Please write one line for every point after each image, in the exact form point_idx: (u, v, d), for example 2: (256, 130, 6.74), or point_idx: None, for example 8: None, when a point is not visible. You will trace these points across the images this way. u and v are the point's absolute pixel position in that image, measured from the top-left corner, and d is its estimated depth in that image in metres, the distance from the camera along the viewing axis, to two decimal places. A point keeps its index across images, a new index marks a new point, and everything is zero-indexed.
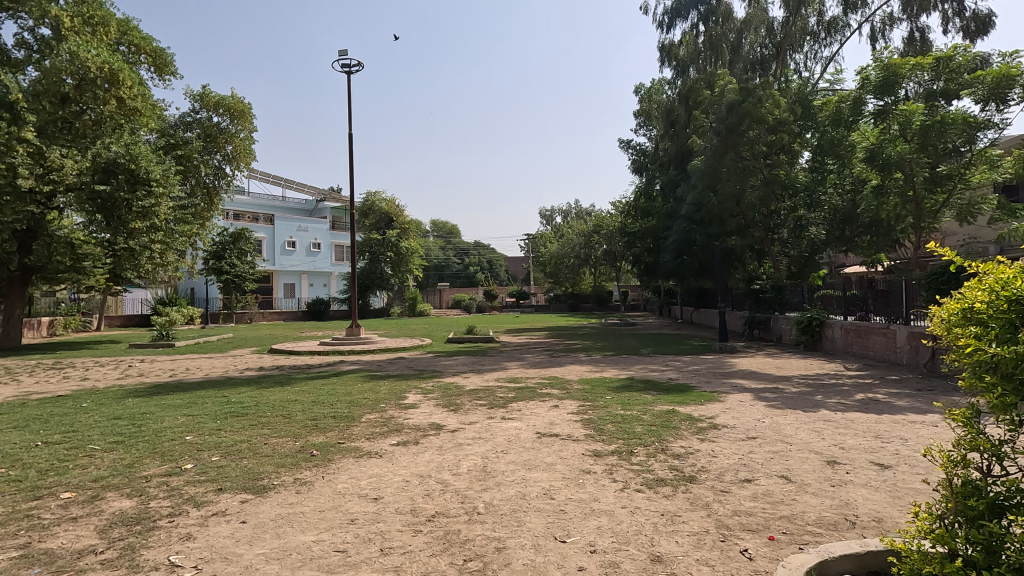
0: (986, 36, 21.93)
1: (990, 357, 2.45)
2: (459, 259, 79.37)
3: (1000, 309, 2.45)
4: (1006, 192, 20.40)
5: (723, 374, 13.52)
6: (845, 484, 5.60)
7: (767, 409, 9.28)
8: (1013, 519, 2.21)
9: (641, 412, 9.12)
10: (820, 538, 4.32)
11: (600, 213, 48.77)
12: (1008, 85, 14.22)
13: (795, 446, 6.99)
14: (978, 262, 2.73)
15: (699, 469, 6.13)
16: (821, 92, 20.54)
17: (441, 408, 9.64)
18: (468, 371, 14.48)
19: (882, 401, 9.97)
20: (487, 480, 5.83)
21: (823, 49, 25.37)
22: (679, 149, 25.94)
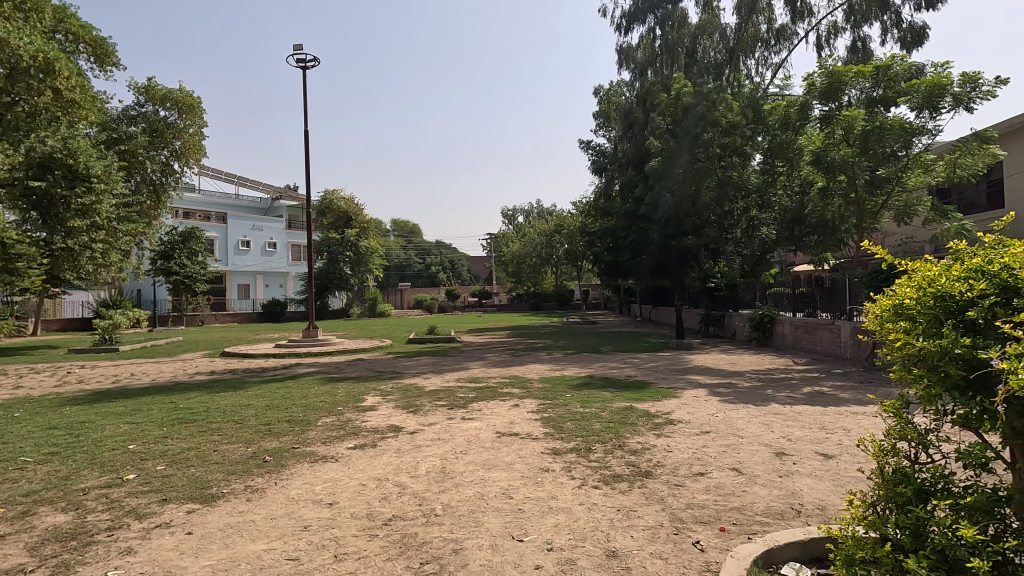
0: (921, 47, 23.24)
1: (917, 350, 2.57)
2: (421, 259, 78.83)
3: (926, 305, 2.60)
4: (939, 195, 21.63)
5: (680, 369, 13.89)
6: (792, 474, 5.82)
7: (721, 404, 9.58)
8: (937, 503, 2.32)
9: (600, 409, 9.24)
10: (767, 528, 4.47)
11: (561, 213, 49.27)
12: (940, 93, 14.86)
13: (746, 439, 7.23)
14: (907, 261, 2.90)
15: (655, 464, 6.26)
16: (772, 96, 21.11)
17: (401, 410, 9.53)
18: (429, 372, 14.37)
19: (827, 393, 10.43)
20: (446, 481, 5.79)
21: (773, 55, 26.30)
22: (638, 150, 26.34)
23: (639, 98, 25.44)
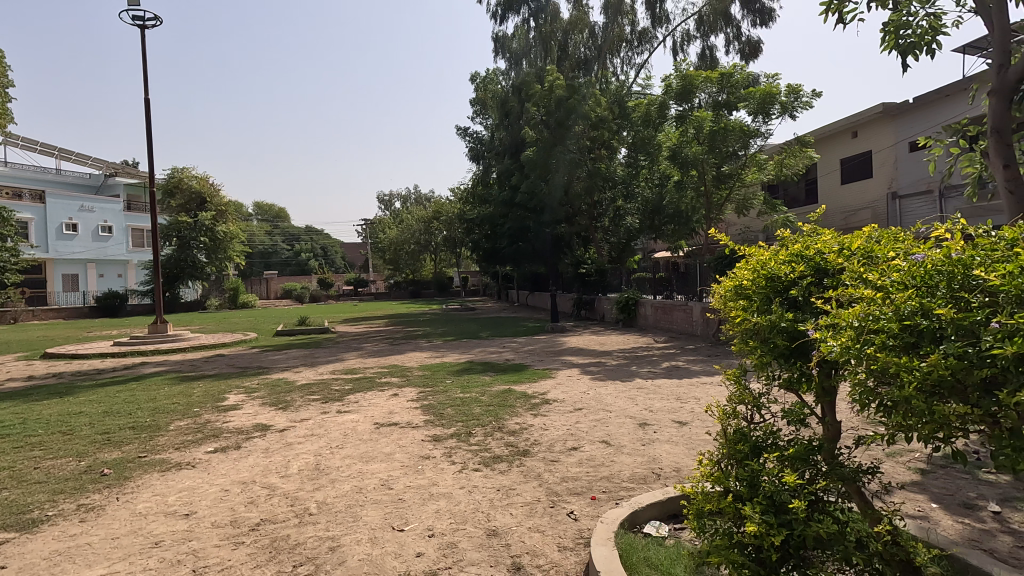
0: (756, 59, 26.30)
1: (752, 325, 2.92)
2: (289, 246, 73.68)
3: (759, 286, 2.96)
4: (770, 190, 24.82)
5: (555, 351, 14.56)
6: (653, 442, 6.40)
7: (592, 381, 10.23)
8: (768, 456, 2.65)
9: (480, 393, 9.39)
10: (632, 492, 4.88)
11: (439, 199, 48.81)
12: (771, 100, 17.04)
13: (614, 413, 7.80)
14: (745, 248, 3.29)
15: (532, 442, 6.51)
16: (635, 94, 22.64)
17: (268, 407, 8.88)
18: (301, 365, 13.56)
19: (682, 367, 11.60)
20: (321, 478, 5.52)
21: (636, 56, 28.14)
22: (514, 139, 26.82)
23: (515, 88, 25.86)
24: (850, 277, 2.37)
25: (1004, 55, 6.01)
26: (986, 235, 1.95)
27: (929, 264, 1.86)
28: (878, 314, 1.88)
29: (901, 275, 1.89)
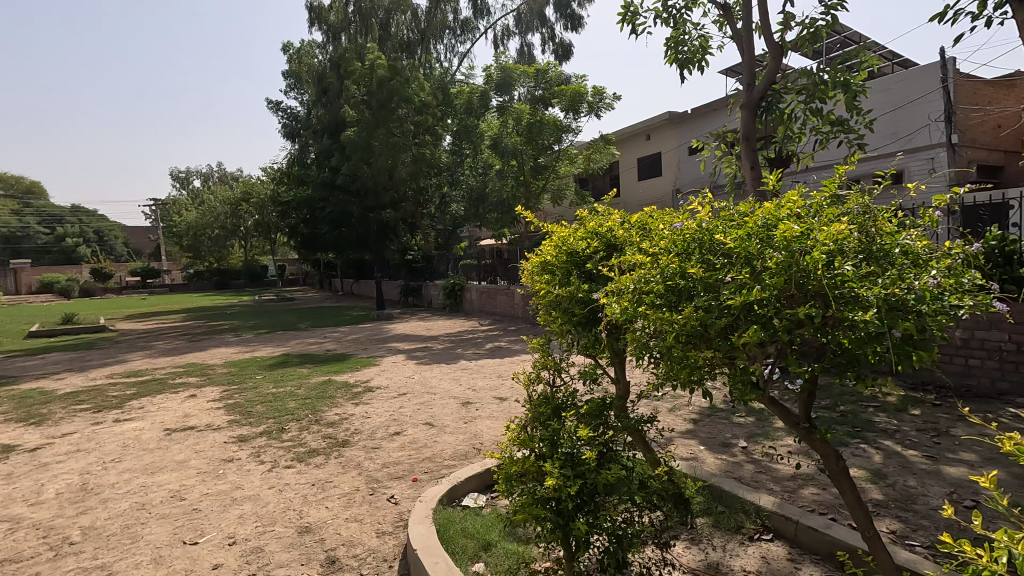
0: (568, 61, 28.33)
1: (555, 297, 3.13)
2: (47, 229, 60.09)
3: (561, 261, 3.19)
4: (581, 183, 27.07)
5: (380, 339, 14.18)
6: (475, 419, 6.59)
7: (417, 366, 10.18)
8: (567, 415, 2.85)
9: (296, 386, 8.73)
10: (453, 469, 4.96)
11: (249, 179, 43.95)
12: (580, 99, 18.35)
13: (438, 395, 7.86)
14: (550, 227, 3.51)
15: (352, 432, 6.25)
16: (458, 82, 22.81)
17: (13, 424, 7.15)
18: (63, 370, 11.18)
19: (504, 347, 12.15)
20: (88, 500, 4.62)
21: (459, 44, 28.35)
22: (333, 118, 25.20)
23: (333, 63, 24.30)
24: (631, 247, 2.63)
25: (751, 74, 7.32)
26: (725, 206, 2.27)
27: (686, 231, 2.11)
28: (649, 277, 2.11)
29: (668, 243, 2.14)
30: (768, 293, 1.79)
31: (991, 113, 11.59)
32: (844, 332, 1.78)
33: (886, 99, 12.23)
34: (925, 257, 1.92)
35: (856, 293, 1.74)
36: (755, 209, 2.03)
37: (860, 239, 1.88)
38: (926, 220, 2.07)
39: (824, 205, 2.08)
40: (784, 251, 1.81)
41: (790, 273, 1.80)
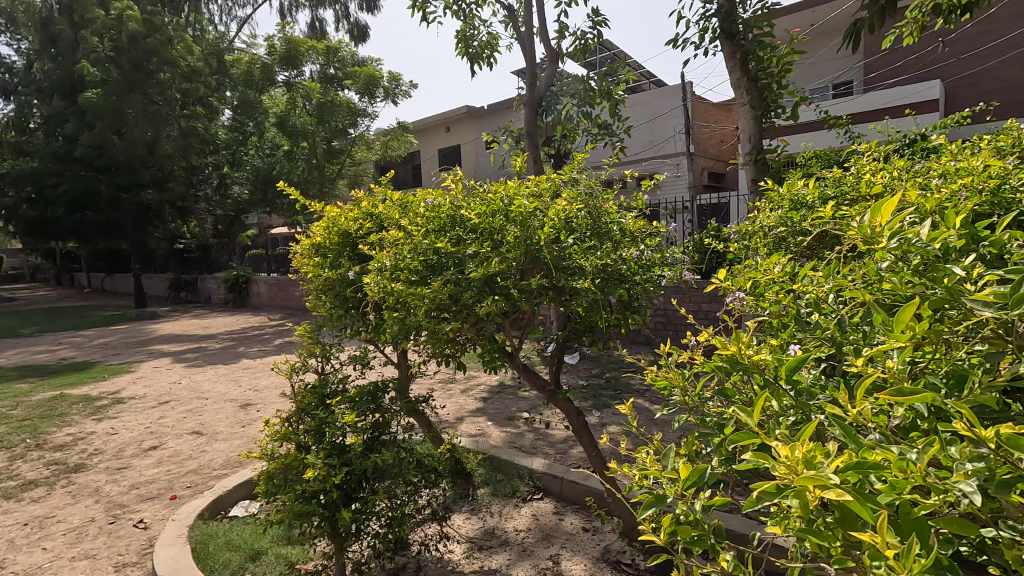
0: (364, 43, 27.06)
1: (325, 280, 2.95)
2: None
3: (334, 243, 3.03)
4: (382, 171, 26.28)
5: (139, 342, 11.99)
6: (255, 421, 5.97)
7: (186, 370, 8.85)
8: (336, 403, 2.68)
9: (9, 407, 6.90)
10: (223, 479, 4.42)
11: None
12: (375, 84, 16.39)
13: (211, 400, 6.93)
14: (323, 206, 3.29)
15: (90, 453, 5.17)
16: (236, 50, 20.18)
17: None
18: None
19: (295, 342, 11.24)
20: None
21: (237, 7, 25.05)
22: (66, 75, 20.30)
23: (63, 6, 19.57)
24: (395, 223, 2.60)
25: (533, 76, 7.74)
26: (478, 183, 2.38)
27: (441, 209, 2.17)
28: (405, 253, 2.12)
29: (424, 219, 2.17)
30: (508, 265, 1.96)
31: (715, 130, 14.26)
32: (574, 300, 2.04)
33: (644, 112, 13.92)
34: (639, 235, 2.29)
35: (579, 265, 2.00)
36: (498, 186, 2.17)
37: (585, 217, 2.14)
38: (641, 203, 2.46)
39: (559, 184, 2.31)
40: (520, 227, 1.99)
41: (528, 247, 1.97)
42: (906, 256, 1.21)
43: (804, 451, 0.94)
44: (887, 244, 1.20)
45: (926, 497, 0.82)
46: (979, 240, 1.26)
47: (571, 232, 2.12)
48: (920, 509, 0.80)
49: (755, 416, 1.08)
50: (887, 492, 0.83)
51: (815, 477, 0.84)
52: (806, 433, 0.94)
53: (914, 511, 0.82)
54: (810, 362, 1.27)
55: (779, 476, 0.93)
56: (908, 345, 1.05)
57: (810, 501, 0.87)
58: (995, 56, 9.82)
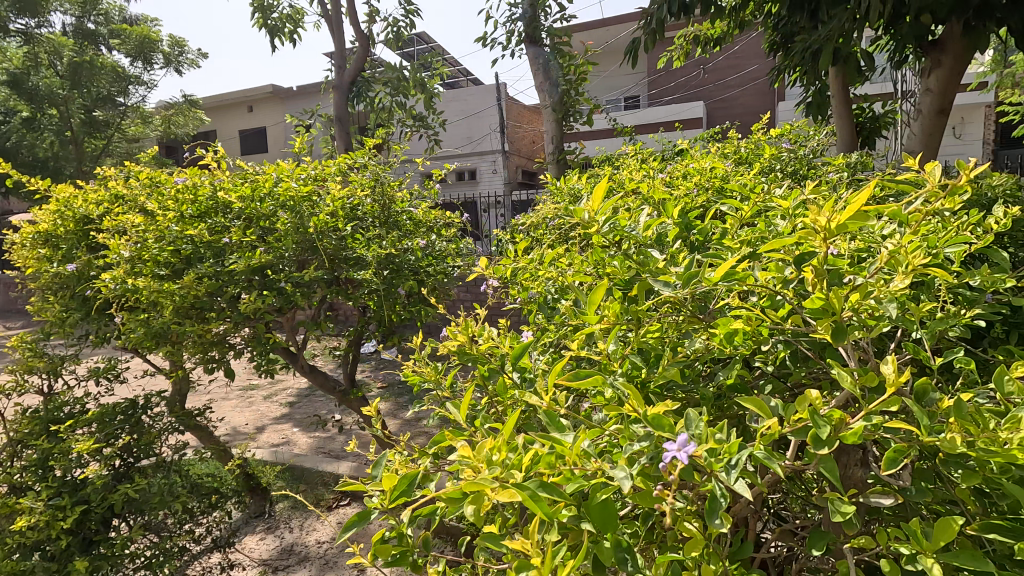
0: None
1: (53, 275, 2.41)
2: None
3: (68, 229, 2.48)
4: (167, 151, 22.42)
5: None
6: None
7: None
8: (70, 427, 2.18)
9: None
10: None
11: None
12: (152, 47, 12.81)
13: None
14: (49, 185, 2.66)
15: None
16: None
17: None
18: None
19: None
20: None
21: None
22: None
23: None
24: (145, 193, 2.28)
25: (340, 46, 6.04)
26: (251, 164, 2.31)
27: (203, 194, 2.13)
28: (160, 238, 2.04)
29: (187, 207, 2.13)
30: (283, 256, 2.05)
31: (528, 131, 15.01)
32: (361, 292, 2.15)
33: (460, 108, 13.70)
34: (431, 225, 2.50)
35: (360, 255, 2.11)
36: (269, 169, 2.23)
37: (371, 204, 2.30)
38: (432, 192, 2.64)
39: (344, 169, 2.42)
40: (293, 215, 2.06)
41: (298, 238, 2.05)
42: (615, 243, 1.07)
43: (492, 448, 0.69)
44: (600, 227, 0.99)
45: (577, 480, 0.65)
46: (692, 228, 1.18)
47: (355, 220, 2.28)
48: (601, 495, 0.64)
49: (461, 409, 0.83)
50: (561, 481, 0.66)
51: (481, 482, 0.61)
52: (506, 423, 0.70)
53: (598, 495, 0.64)
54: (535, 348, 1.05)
55: (463, 478, 0.68)
56: (607, 329, 0.90)
57: (487, 503, 0.64)
58: (738, 85, 11.95)
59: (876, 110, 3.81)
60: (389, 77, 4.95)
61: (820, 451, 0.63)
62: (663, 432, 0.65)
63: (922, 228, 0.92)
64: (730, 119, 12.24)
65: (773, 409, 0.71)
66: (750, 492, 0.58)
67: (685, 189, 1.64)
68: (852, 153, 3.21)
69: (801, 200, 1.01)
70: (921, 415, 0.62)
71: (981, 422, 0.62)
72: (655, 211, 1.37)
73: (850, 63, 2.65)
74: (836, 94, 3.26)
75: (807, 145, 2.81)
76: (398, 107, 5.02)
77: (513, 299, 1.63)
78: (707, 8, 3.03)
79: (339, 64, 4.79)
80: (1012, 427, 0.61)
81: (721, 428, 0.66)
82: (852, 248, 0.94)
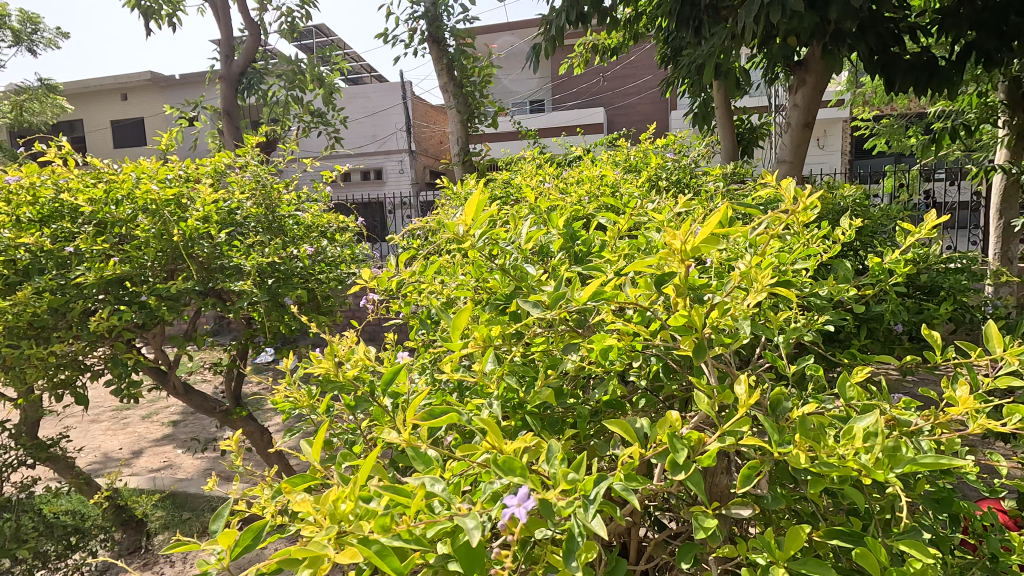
0: None
1: None
2: None
3: None
4: None
5: None
6: None
7: None
8: None
9: None
10: None
11: None
12: None
13: None
14: None
15: None
16: None
17: None
18: None
19: None
20: None
21: None
22: None
23: None
24: None
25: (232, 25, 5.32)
26: (109, 163, 2.09)
27: (45, 198, 1.93)
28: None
29: (35, 213, 1.94)
30: (145, 267, 1.94)
31: (434, 130, 14.79)
32: (241, 305, 2.04)
33: (363, 106, 13.21)
34: (321, 228, 2.41)
35: (239, 264, 2.03)
36: (126, 167, 2.04)
37: (252, 207, 2.17)
38: (322, 196, 2.54)
39: (221, 169, 2.26)
40: (155, 221, 1.92)
41: (163, 246, 1.95)
42: (494, 259, 1.06)
43: (339, 499, 0.62)
44: (475, 242, 0.98)
45: (436, 526, 0.61)
46: (576, 237, 1.20)
47: (233, 226, 2.13)
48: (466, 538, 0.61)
49: (315, 454, 0.75)
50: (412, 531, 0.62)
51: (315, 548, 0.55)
52: (357, 468, 0.63)
53: (461, 538, 0.61)
54: (414, 367, 1.00)
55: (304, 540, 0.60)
56: (481, 351, 0.88)
57: (327, 569, 0.57)
58: (635, 93, 12.58)
59: (754, 122, 4.14)
60: (283, 69, 4.50)
61: (679, 475, 0.65)
62: (512, 479, 0.62)
63: (773, 246, 0.98)
64: (628, 125, 12.85)
65: (638, 431, 0.72)
66: (604, 533, 0.57)
67: (575, 197, 1.66)
68: (733, 161, 3.45)
69: (673, 213, 1.05)
70: (770, 432, 0.66)
71: (823, 437, 0.66)
72: (539, 222, 1.37)
73: (730, 77, 2.82)
74: (719, 106, 3.48)
75: (690, 155, 2.99)
76: (293, 102, 4.63)
77: (397, 314, 1.54)
78: (603, 19, 3.11)
79: (224, 53, 4.30)
80: (851, 442, 0.66)
81: (577, 465, 0.65)
82: (715, 262, 0.99)
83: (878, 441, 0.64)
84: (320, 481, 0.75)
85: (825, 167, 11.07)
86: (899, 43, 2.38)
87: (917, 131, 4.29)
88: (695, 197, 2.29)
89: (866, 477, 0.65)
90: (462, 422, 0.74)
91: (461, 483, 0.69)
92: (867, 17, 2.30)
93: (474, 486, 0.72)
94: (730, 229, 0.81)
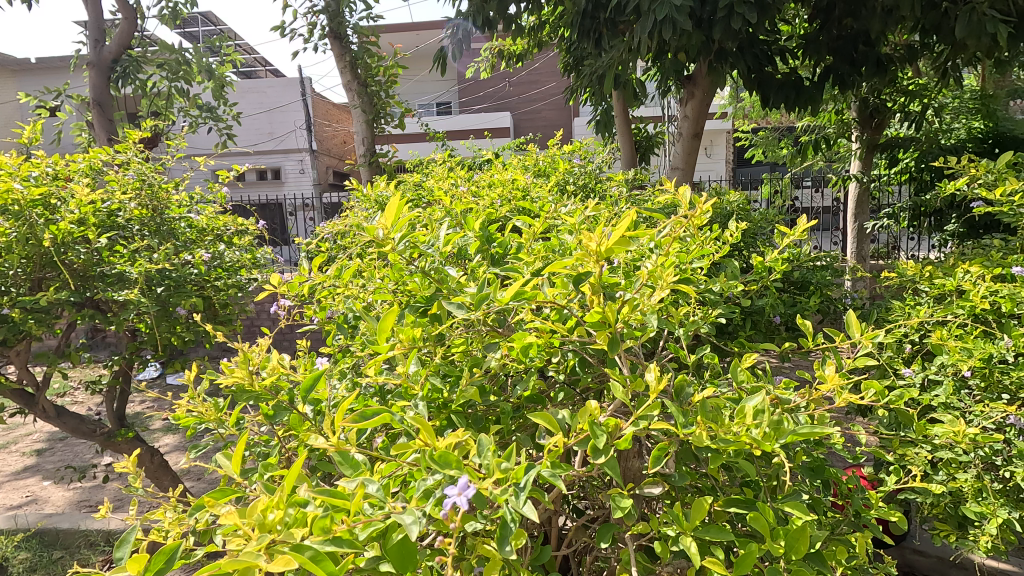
0: None
1: None
2: None
3: None
4: None
5: None
6: None
7: None
8: None
9: None
10: None
11: None
12: None
13: None
14: None
15: None
16: None
17: None
18: None
19: None
20: None
21: None
22: None
23: None
24: None
25: None
26: None
27: None
28: None
29: None
30: (7, 276, 1.75)
31: (337, 130, 14.24)
32: (125, 317, 1.87)
33: (257, 101, 12.43)
34: (216, 231, 2.26)
35: (122, 271, 1.85)
36: None
37: (137, 208, 2.00)
38: (216, 196, 2.36)
39: (97, 166, 2.04)
40: (19, 224, 1.71)
41: (29, 253, 1.76)
42: (413, 261, 1.06)
43: (268, 509, 0.60)
44: (395, 245, 0.97)
45: (370, 527, 0.62)
46: (493, 240, 1.24)
47: (115, 229, 1.95)
48: (402, 533, 0.62)
49: (234, 466, 0.71)
50: (345, 536, 0.62)
51: (249, 558, 0.53)
52: (285, 475, 0.62)
53: (396, 534, 0.62)
54: (334, 372, 0.99)
55: (233, 553, 0.58)
56: (405, 353, 0.88)
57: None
58: (540, 100, 12.93)
59: (650, 130, 4.40)
60: (165, 57, 4.09)
61: (599, 459, 0.70)
62: (450, 472, 0.64)
63: (674, 247, 1.07)
64: (534, 131, 13.21)
65: (559, 422, 0.76)
66: (535, 514, 0.60)
67: (485, 200, 1.69)
68: (632, 167, 3.65)
69: (583, 215, 1.11)
70: (678, 415, 0.73)
71: (721, 418, 0.75)
72: (455, 225, 1.39)
73: (628, 87, 2.97)
74: (619, 115, 3.67)
75: (594, 160, 3.12)
76: (177, 94, 4.28)
77: (306, 321, 1.49)
78: (509, 25, 3.15)
79: (94, 36, 3.74)
80: (743, 420, 0.75)
81: (509, 454, 0.68)
82: (621, 263, 1.06)
83: (765, 416, 0.73)
84: (240, 493, 0.72)
85: (712, 174, 11.96)
86: (772, 63, 2.66)
87: (788, 142, 4.78)
88: (600, 201, 2.39)
89: (759, 449, 0.74)
90: (392, 422, 0.75)
91: (391, 484, 0.70)
92: (745, 38, 2.53)
93: (401, 489, 0.72)
94: (636, 233, 0.88)
